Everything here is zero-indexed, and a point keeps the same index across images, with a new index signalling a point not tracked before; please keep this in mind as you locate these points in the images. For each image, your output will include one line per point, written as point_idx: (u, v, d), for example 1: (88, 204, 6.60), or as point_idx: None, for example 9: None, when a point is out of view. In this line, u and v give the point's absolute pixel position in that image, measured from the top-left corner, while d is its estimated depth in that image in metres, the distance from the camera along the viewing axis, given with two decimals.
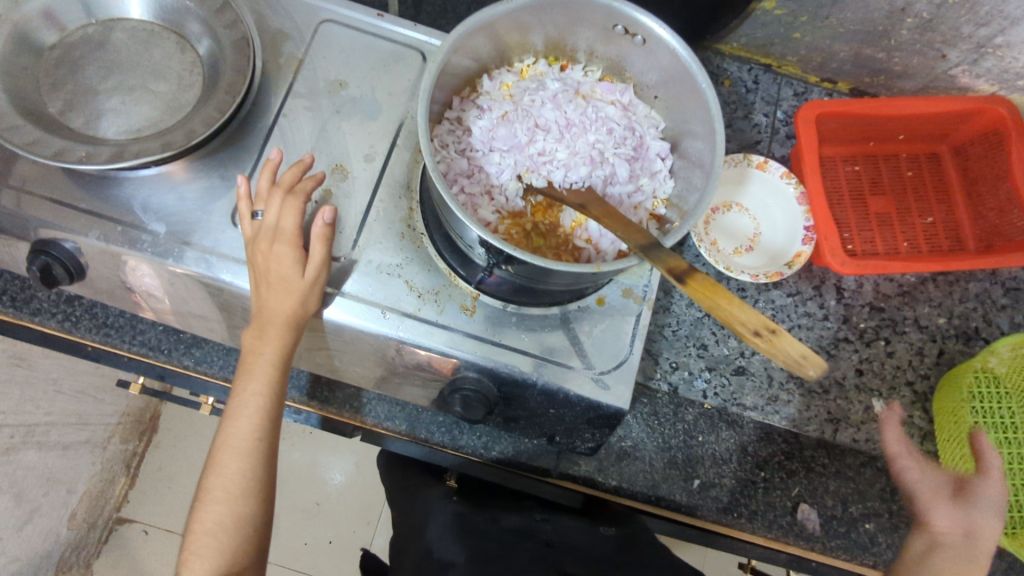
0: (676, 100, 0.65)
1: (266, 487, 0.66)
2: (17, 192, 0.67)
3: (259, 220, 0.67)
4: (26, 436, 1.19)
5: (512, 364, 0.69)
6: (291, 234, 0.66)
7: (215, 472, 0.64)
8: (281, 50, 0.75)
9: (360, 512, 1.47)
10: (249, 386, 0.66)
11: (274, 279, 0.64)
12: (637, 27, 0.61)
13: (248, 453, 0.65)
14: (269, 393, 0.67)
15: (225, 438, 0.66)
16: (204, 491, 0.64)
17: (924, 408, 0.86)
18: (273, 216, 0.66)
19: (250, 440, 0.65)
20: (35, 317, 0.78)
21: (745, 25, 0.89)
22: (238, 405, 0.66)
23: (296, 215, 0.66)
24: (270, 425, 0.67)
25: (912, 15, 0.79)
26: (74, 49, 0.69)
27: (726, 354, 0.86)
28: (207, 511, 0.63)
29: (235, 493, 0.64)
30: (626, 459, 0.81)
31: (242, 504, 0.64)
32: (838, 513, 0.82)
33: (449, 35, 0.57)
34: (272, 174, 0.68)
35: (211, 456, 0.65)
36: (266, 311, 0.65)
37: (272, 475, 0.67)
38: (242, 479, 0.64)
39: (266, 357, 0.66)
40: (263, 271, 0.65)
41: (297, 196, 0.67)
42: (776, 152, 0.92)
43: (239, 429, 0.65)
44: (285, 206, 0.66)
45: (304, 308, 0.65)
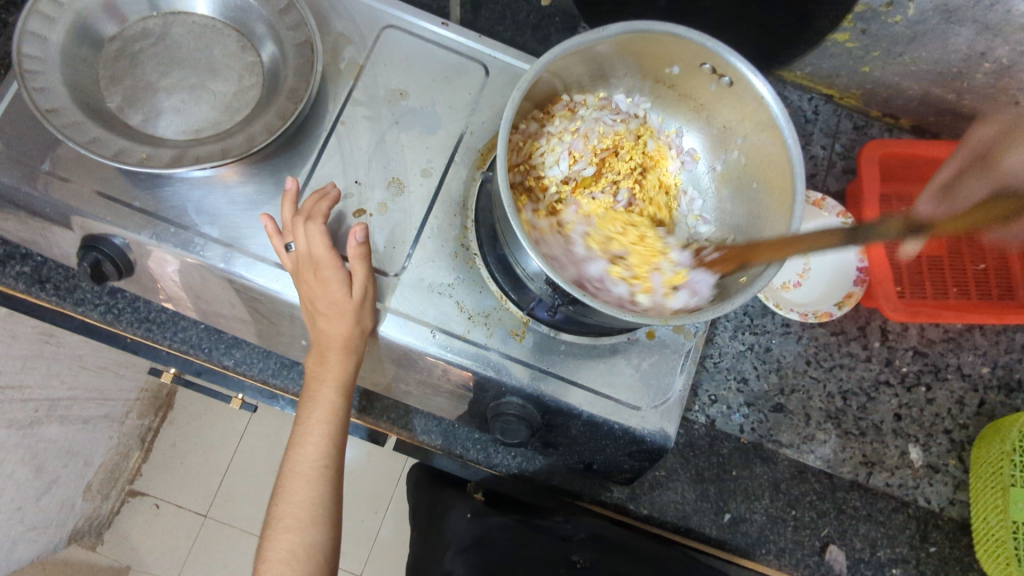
0: (754, 149, 0.61)
1: (334, 514, 0.66)
2: (69, 185, 0.66)
3: (294, 252, 0.64)
4: (50, 410, 1.17)
5: (559, 394, 0.68)
6: (330, 257, 0.64)
7: (285, 501, 0.65)
8: (342, 55, 0.73)
9: (368, 503, 1.48)
10: (312, 413, 0.67)
11: (325, 306, 0.64)
12: (726, 68, 0.58)
13: (317, 481, 0.66)
14: (322, 498, 0.66)
15: (293, 467, 0.66)
16: (274, 520, 0.64)
17: (960, 457, 0.85)
18: (303, 244, 0.64)
19: (318, 466, 0.66)
20: (78, 307, 0.79)
21: (812, 55, 0.87)
22: (303, 429, 0.68)
23: (326, 236, 0.64)
24: (335, 452, 0.68)
25: (991, 60, 0.77)
26: (134, 42, 0.68)
27: (765, 390, 0.85)
28: (278, 539, 0.63)
29: (307, 521, 0.64)
30: (658, 489, 0.81)
31: (315, 532, 0.64)
32: (865, 557, 0.82)
33: (539, 57, 0.55)
34: (292, 204, 0.66)
35: (280, 484, 0.66)
36: (324, 338, 0.66)
37: (340, 500, 0.68)
38: (313, 506, 0.65)
39: (319, 432, 0.67)
40: (311, 299, 0.65)
41: (317, 218, 0.64)
42: (831, 186, 0.91)
43: (307, 456, 0.66)
44: (310, 231, 0.64)
45: (359, 327, 0.66)
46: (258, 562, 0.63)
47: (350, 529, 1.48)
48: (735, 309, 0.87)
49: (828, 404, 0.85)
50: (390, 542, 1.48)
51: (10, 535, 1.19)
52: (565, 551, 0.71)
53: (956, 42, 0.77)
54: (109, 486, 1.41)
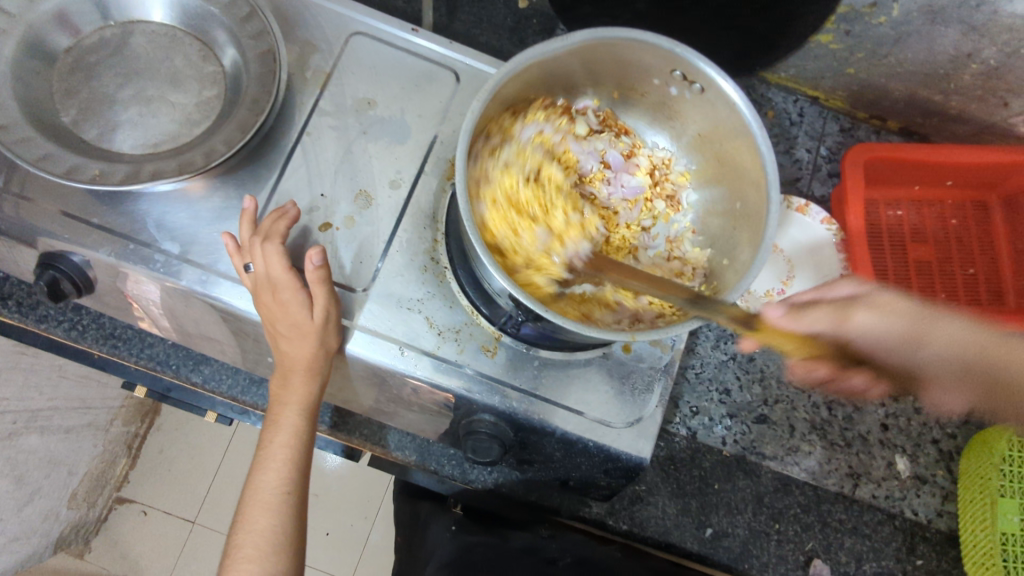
0: (730, 162, 0.59)
1: (296, 543, 0.65)
2: (23, 202, 0.64)
3: (254, 272, 0.62)
4: (30, 421, 1.15)
5: (532, 411, 0.66)
6: (289, 279, 0.62)
7: (245, 529, 0.63)
8: (308, 63, 0.71)
9: (356, 508, 1.46)
10: (275, 438, 0.66)
11: (286, 327, 0.63)
12: (697, 76, 0.56)
13: (278, 508, 0.64)
14: (283, 526, 0.64)
15: (254, 494, 0.65)
16: (233, 550, 0.62)
17: (948, 467, 0.84)
18: (261, 265, 0.62)
19: (280, 493, 0.65)
20: (41, 324, 0.78)
21: (796, 56, 0.85)
22: (266, 455, 0.66)
23: (284, 257, 0.62)
24: (298, 477, 0.67)
25: (978, 62, 0.75)
26: (90, 53, 0.66)
27: (748, 401, 0.83)
28: (238, 570, 0.61)
29: (267, 549, 0.62)
30: (638, 504, 0.80)
31: (275, 561, 0.62)
32: (851, 571, 0.80)
33: (503, 64, 0.52)
34: (252, 223, 0.64)
35: (240, 510, 0.64)
36: (288, 360, 0.65)
37: (302, 527, 0.66)
38: (274, 535, 0.63)
39: (281, 456, 0.66)
40: (272, 322, 0.63)
41: (275, 238, 0.62)
42: (816, 190, 0.89)
43: (269, 482, 0.65)
44: (268, 252, 0.62)
45: (323, 347, 0.64)
46: None
47: (339, 536, 1.46)
48: (717, 318, 0.85)
49: (812, 414, 0.84)
50: (380, 549, 1.47)
51: None
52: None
53: (942, 43, 0.75)
54: (95, 494, 1.40)
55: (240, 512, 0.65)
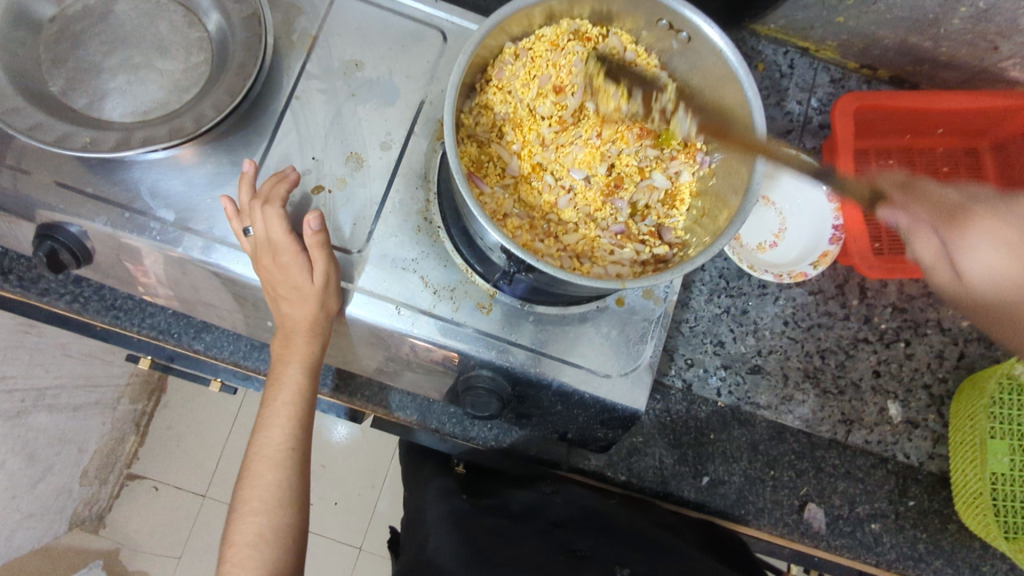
0: (720, 113, 0.59)
1: (301, 498, 0.67)
2: (16, 173, 0.65)
3: (253, 236, 0.63)
4: (37, 399, 1.17)
5: (527, 364, 0.67)
6: (288, 242, 0.63)
7: (251, 485, 0.65)
8: (293, 27, 0.71)
9: (364, 475, 1.48)
10: (278, 396, 0.67)
11: (287, 291, 0.64)
12: (684, 25, 0.56)
13: (282, 464, 0.66)
14: (288, 481, 0.66)
15: (259, 450, 0.67)
16: (239, 504, 0.64)
17: (939, 411, 0.85)
18: (261, 227, 0.62)
19: (284, 450, 0.67)
20: (44, 298, 0.79)
21: (786, 7, 0.85)
22: (271, 414, 0.68)
23: (284, 220, 0.62)
24: (302, 434, 0.69)
25: (967, 4, 0.74)
26: (74, 22, 0.65)
27: (742, 352, 0.84)
28: (244, 523, 0.63)
29: (272, 504, 0.64)
30: (636, 454, 0.82)
31: (281, 514, 0.64)
32: (844, 513, 0.83)
33: (488, 17, 0.52)
34: (251, 186, 0.65)
35: (246, 467, 0.66)
36: (289, 321, 0.66)
37: (307, 483, 0.68)
38: (278, 491, 0.65)
39: (286, 414, 0.68)
40: (273, 284, 0.64)
41: (275, 202, 0.63)
42: (807, 142, 0.89)
43: (273, 439, 0.67)
44: (267, 215, 0.62)
45: (323, 310, 0.65)
46: (225, 545, 0.63)
47: (347, 502, 1.49)
48: (710, 272, 0.86)
49: (805, 363, 0.85)
50: (388, 514, 1.49)
51: (7, 523, 1.19)
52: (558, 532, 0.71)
53: None
54: (106, 470, 1.42)
55: (246, 468, 0.67)
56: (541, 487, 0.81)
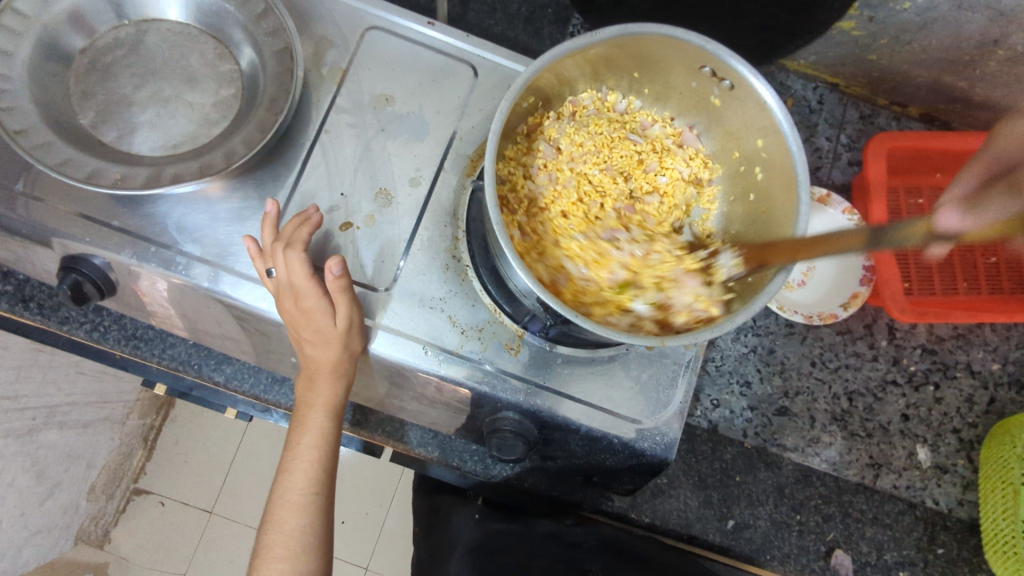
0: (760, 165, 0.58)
1: (324, 542, 0.65)
2: (42, 205, 0.64)
3: (276, 279, 0.62)
4: (48, 417, 1.16)
5: (556, 409, 0.66)
6: (311, 285, 0.62)
7: (274, 530, 0.64)
8: (324, 60, 0.70)
9: (373, 496, 1.47)
10: (301, 438, 0.66)
11: (309, 333, 0.63)
12: (726, 72, 0.54)
13: (305, 508, 0.65)
14: (310, 526, 0.64)
15: (282, 493, 0.65)
16: (262, 550, 0.63)
17: (969, 456, 0.83)
18: (284, 271, 0.61)
19: (307, 493, 0.65)
20: (64, 326, 0.78)
21: (818, 43, 0.84)
22: (294, 457, 0.66)
23: (307, 263, 0.61)
24: (323, 476, 0.67)
25: (1006, 47, 0.73)
26: (105, 54, 0.65)
27: (769, 393, 0.83)
28: (267, 570, 0.62)
29: (294, 550, 0.63)
30: (660, 496, 0.80)
31: (303, 561, 0.62)
32: (872, 560, 0.81)
33: (533, 60, 0.51)
34: (273, 227, 0.64)
35: (268, 510, 0.65)
36: (311, 363, 0.65)
37: (329, 527, 0.67)
38: (300, 536, 0.63)
39: (308, 456, 0.66)
40: (295, 327, 0.63)
41: (296, 245, 0.62)
42: (837, 179, 0.88)
43: (294, 482, 0.65)
44: (289, 259, 0.61)
45: (346, 352, 0.65)
46: None
47: (356, 523, 1.47)
48: None
49: (833, 406, 0.83)
50: (397, 536, 1.48)
51: (15, 541, 1.18)
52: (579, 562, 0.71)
53: (968, 29, 0.73)
54: (113, 486, 1.41)
55: (267, 512, 0.65)
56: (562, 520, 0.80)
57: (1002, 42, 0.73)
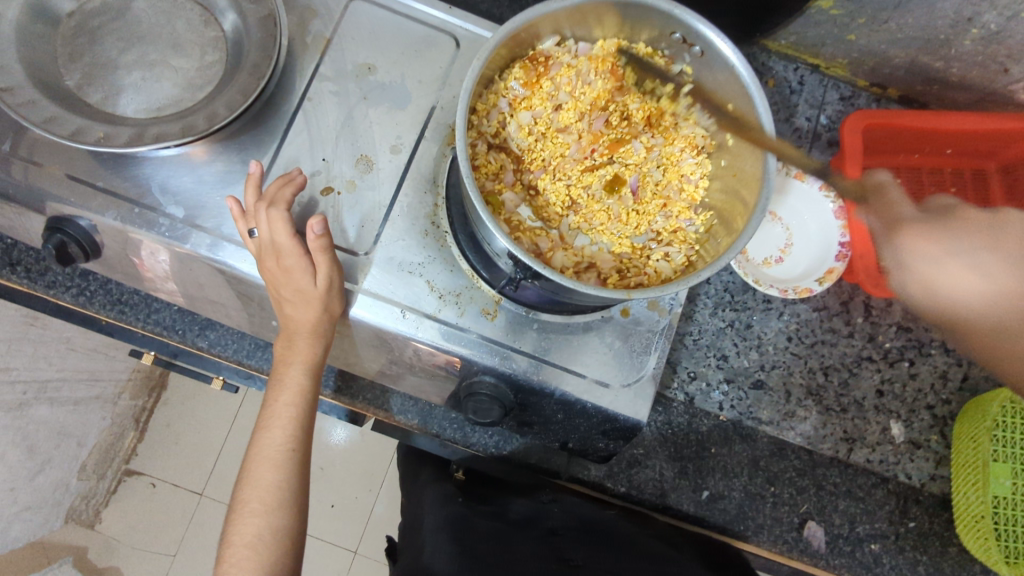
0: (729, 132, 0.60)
1: (301, 498, 0.67)
2: (28, 165, 0.65)
3: (258, 238, 0.63)
4: (38, 392, 1.21)
5: (531, 372, 0.67)
6: (292, 245, 0.63)
7: (251, 484, 0.65)
8: (308, 29, 0.71)
9: (360, 479, 1.48)
10: (279, 397, 0.67)
11: (290, 293, 0.64)
12: (696, 39, 0.56)
13: (284, 465, 0.66)
14: (288, 482, 0.66)
15: (260, 450, 0.67)
16: (240, 503, 0.64)
17: (942, 432, 0.85)
18: (265, 231, 0.63)
19: (285, 451, 0.67)
20: (51, 290, 0.79)
21: (797, 23, 0.85)
22: (273, 414, 0.68)
23: (288, 224, 0.63)
24: (302, 435, 0.68)
25: (979, 26, 0.75)
26: (92, 18, 0.66)
27: (745, 366, 0.84)
28: (244, 523, 0.63)
29: (272, 504, 0.64)
30: (636, 466, 0.81)
31: (280, 515, 0.64)
32: (844, 532, 0.82)
33: (505, 21, 0.52)
34: (256, 189, 0.65)
35: (247, 466, 0.66)
36: (292, 324, 0.66)
37: (307, 485, 0.68)
38: (277, 491, 0.65)
39: (287, 415, 0.68)
40: (275, 287, 0.64)
41: (280, 205, 0.63)
42: (816, 159, 0.89)
43: (273, 439, 0.67)
44: (272, 219, 0.62)
45: (327, 312, 0.66)
46: (222, 546, 0.63)
47: (343, 506, 1.48)
48: (715, 285, 0.85)
49: (809, 381, 0.85)
50: (384, 518, 1.49)
51: None
52: (558, 549, 0.70)
53: (942, 8, 0.74)
54: (104, 466, 1.40)
55: (246, 467, 0.67)
56: (540, 496, 0.80)
57: (975, 21, 0.74)
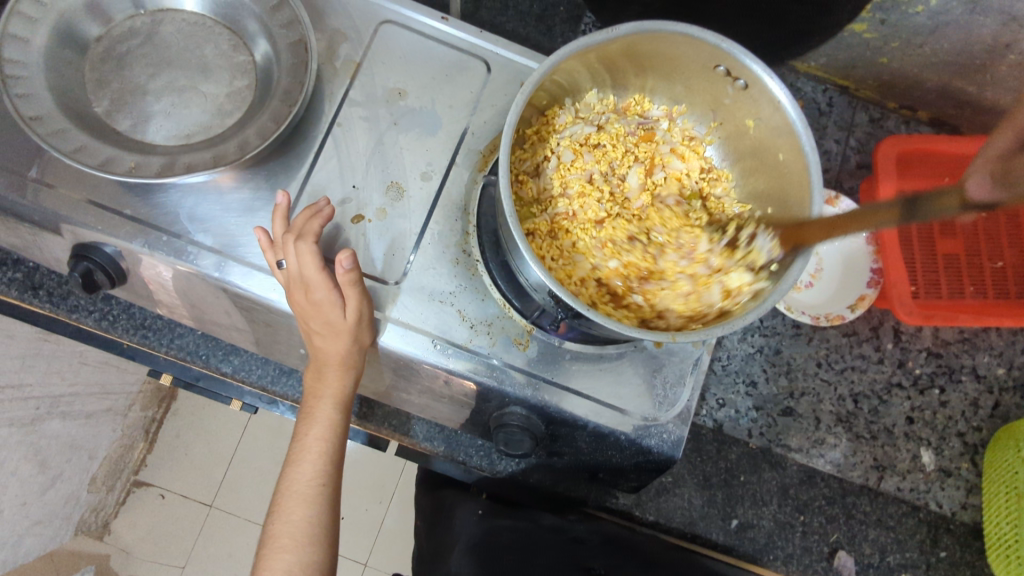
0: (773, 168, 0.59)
1: (332, 533, 0.65)
2: (54, 192, 0.64)
3: (286, 271, 0.62)
4: (50, 407, 1.17)
5: (564, 404, 0.66)
6: (321, 279, 0.62)
7: (281, 520, 0.64)
8: (338, 53, 0.70)
9: (373, 493, 1.47)
10: (309, 430, 0.66)
11: (319, 325, 0.63)
12: (742, 72, 0.55)
13: (314, 499, 0.65)
14: (317, 517, 0.64)
15: (289, 484, 0.66)
16: (269, 539, 0.63)
17: (973, 460, 0.84)
18: (295, 263, 0.61)
19: (315, 485, 0.66)
20: (74, 314, 0.79)
21: (828, 45, 0.84)
22: (302, 447, 0.67)
23: (317, 256, 0.61)
24: (332, 469, 0.67)
25: (1016, 51, 0.74)
26: (120, 43, 0.65)
27: (775, 393, 0.83)
28: (273, 559, 0.62)
29: (301, 541, 0.63)
30: (664, 494, 0.80)
31: (312, 551, 0.63)
32: (875, 562, 0.81)
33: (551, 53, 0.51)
34: (284, 220, 0.64)
35: (277, 501, 0.65)
36: (321, 355, 0.65)
37: (337, 519, 0.67)
38: (309, 527, 0.63)
39: (316, 448, 0.67)
40: (307, 319, 0.63)
41: (308, 237, 0.61)
42: (846, 181, 0.88)
43: (303, 474, 0.66)
44: (301, 251, 0.61)
45: (356, 344, 0.65)
46: None
47: (356, 520, 1.47)
48: None
49: (838, 407, 0.83)
50: (397, 532, 1.48)
51: (16, 529, 1.18)
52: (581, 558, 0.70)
53: (980, 33, 0.73)
54: (114, 477, 1.40)
55: (275, 500, 0.66)
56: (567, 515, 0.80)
57: (1013, 46, 0.73)
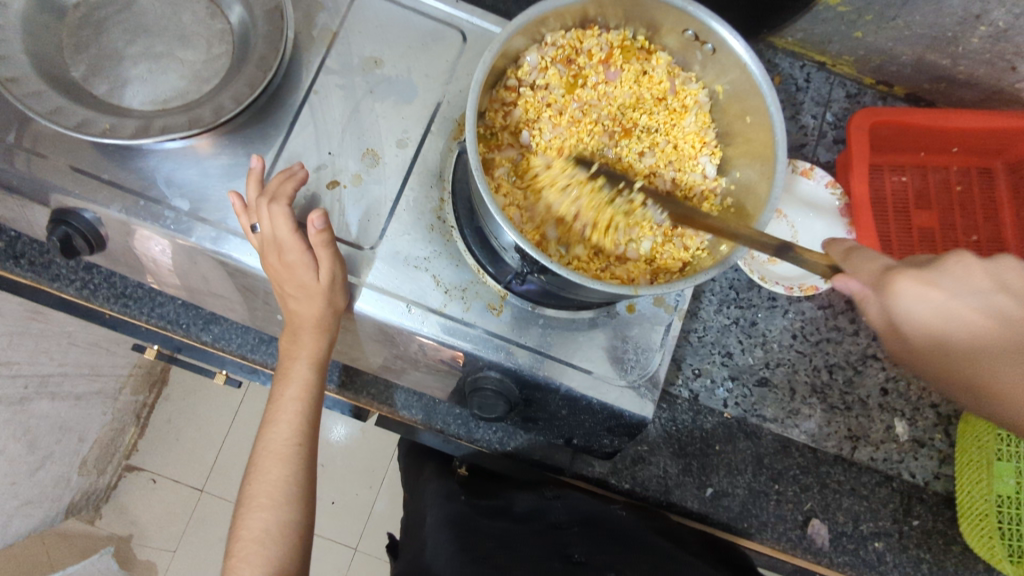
0: (740, 133, 0.60)
1: (308, 492, 0.67)
2: (32, 157, 0.64)
3: (260, 233, 0.63)
4: (39, 387, 1.15)
5: (536, 367, 0.67)
6: (294, 240, 0.62)
7: (258, 479, 0.65)
8: (314, 22, 0.71)
9: (362, 477, 1.48)
10: (286, 390, 0.68)
11: (293, 288, 0.64)
12: (709, 35, 0.56)
13: (289, 458, 0.66)
14: (295, 478, 0.66)
15: (266, 445, 0.67)
16: (246, 499, 0.65)
17: (946, 431, 0.84)
18: (267, 226, 0.62)
19: (291, 445, 0.67)
20: (55, 283, 0.79)
21: (804, 20, 0.85)
22: (278, 409, 0.68)
23: (291, 218, 0.62)
24: (307, 430, 0.69)
25: (987, 23, 0.74)
26: (98, 10, 0.66)
27: (750, 364, 0.84)
28: (251, 518, 0.63)
29: (278, 500, 0.64)
30: (641, 463, 0.81)
31: (287, 510, 0.64)
32: (848, 530, 0.82)
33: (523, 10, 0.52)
34: (258, 183, 0.64)
35: (252, 462, 0.66)
36: (296, 319, 0.66)
37: (314, 479, 0.68)
38: (285, 485, 0.65)
39: (292, 410, 0.68)
40: (280, 282, 0.64)
41: (281, 200, 0.62)
42: (822, 156, 0.89)
43: (280, 434, 0.67)
44: (273, 213, 0.61)
45: (332, 306, 0.66)
46: (229, 542, 0.64)
47: (344, 503, 1.48)
48: (720, 282, 0.85)
49: (813, 378, 0.84)
50: (385, 515, 1.49)
51: (5, 509, 1.16)
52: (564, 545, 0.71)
53: (950, 4, 0.74)
54: (104, 461, 1.41)
55: (252, 460, 0.67)
56: (544, 491, 0.81)
57: (983, 18, 0.74)
